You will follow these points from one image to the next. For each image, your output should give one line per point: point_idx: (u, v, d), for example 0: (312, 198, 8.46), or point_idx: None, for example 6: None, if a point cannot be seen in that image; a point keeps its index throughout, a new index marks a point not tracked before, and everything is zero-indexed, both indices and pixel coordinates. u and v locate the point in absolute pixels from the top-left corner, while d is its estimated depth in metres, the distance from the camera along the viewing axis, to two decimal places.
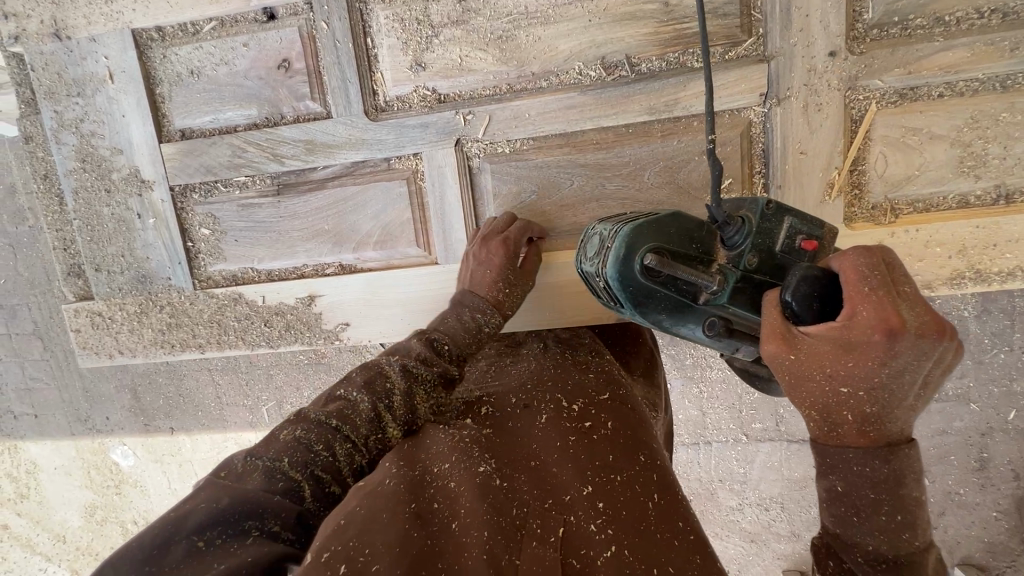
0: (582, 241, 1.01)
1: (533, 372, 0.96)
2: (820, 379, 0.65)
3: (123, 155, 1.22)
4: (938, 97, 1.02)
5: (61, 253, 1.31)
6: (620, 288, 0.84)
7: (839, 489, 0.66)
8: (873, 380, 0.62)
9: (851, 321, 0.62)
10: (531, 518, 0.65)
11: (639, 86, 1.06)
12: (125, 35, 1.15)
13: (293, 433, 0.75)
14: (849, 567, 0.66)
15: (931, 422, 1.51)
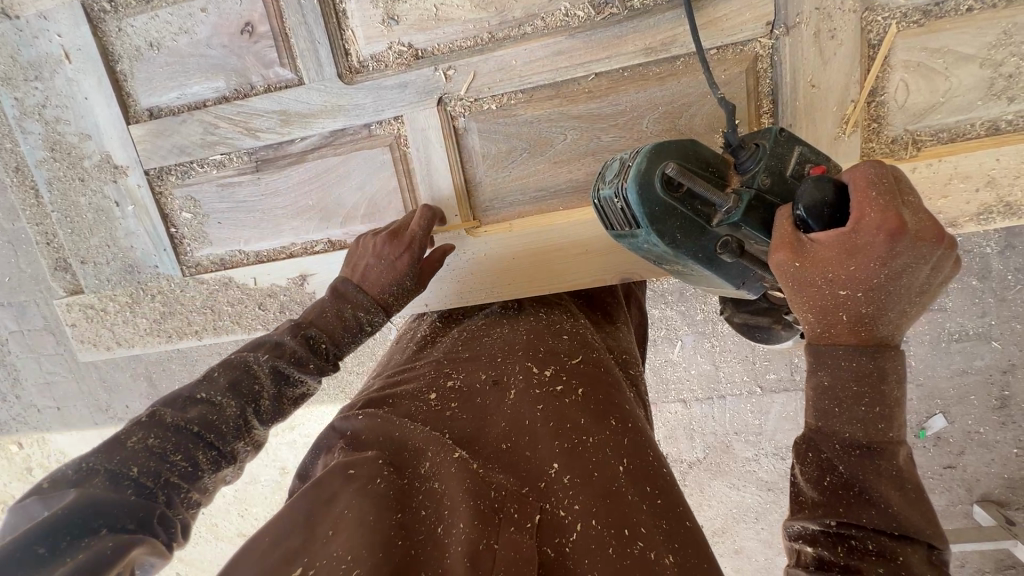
0: (601, 172, 0.91)
1: (503, 344, 0.95)
2: (819, 285, 0.66)
3: (92, 140, 1.16)
4: (966, 12, 0.91)
5: (45, 248, 1.27)
6: (633, 201, 0.78)
7: (826, 384, 0.67)
8: (874, 283, 0.63)
9: (859, 224, 0.61)
10: (508, 497, 0.64)
11: (631, 24, 0.97)
12: (75, 9, 1.07)
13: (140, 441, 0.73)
14: (826, 457, 0.66)
15: (951, 362, 1.46)
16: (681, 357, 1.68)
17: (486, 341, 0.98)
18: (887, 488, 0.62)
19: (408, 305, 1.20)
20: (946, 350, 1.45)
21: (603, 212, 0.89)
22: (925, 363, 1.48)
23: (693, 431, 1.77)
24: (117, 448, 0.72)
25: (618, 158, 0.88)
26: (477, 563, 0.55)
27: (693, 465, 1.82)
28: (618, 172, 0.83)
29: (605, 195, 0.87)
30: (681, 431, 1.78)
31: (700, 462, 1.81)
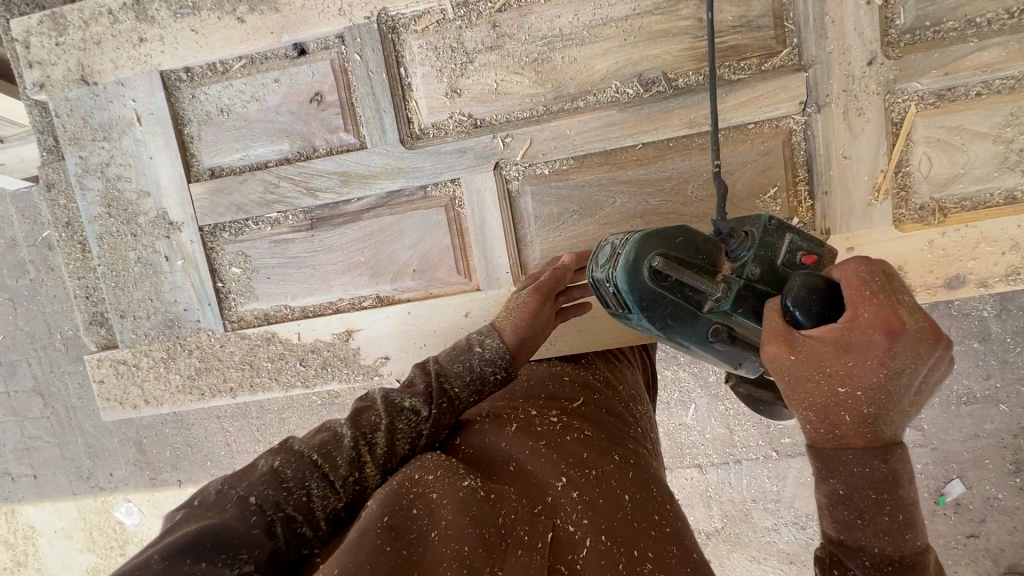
0: (594, 253, 0.94)
1: (506, 393, 1.00)
2: (820, 383, 0.67)
3: (150, 198, 1.19)
4: (976, 96, 1.03)
5: (84, 301, 1.27)
6: (626, 298, 0.82)
7: (841, 493, 0.67)
8: (870, 380, 0.64)
9: (856, 321, 0.64)
10: (516, 519, 0.66)
11: (677, 99, 1.06)
12: (153, 77, 1.14)
13: (273, 464, 0.76)
14: (857, 573, 0.66)
15: (963, 425, 1.47)
16: (695, 420, 1.67)
17: None
18: None
19: None
20: (957, 414, 1.47)
21: (593, 291, 0.92)
22: (938, 426, 1.49)
23: (711, 499, 1.71)
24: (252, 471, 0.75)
25: (608, 241, 0.91)
26: None
27: (711, 536, 1.75)
28: (608, 259, 0.86)
29: (596, 278, 0.89)
30: (698, 498, 1.72)
31: (719, 533, 1.74)
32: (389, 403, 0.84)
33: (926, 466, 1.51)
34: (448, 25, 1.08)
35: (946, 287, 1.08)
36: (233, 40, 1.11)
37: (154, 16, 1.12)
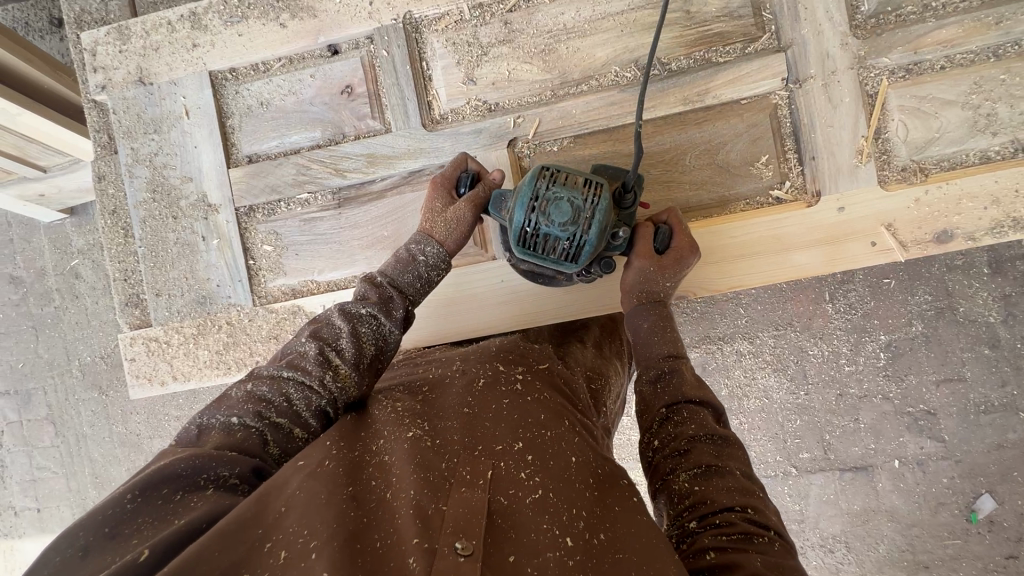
0: (531, 196, 1.02)
1: (473, 355, 1.07)
2: (658, 274, 1.12)
3: (192, 183, 1.30)
4: (941, 69, 1.14)
5: (122, 284, 1.36)
6: (586, 256, 1.02)
7: (653, 343, 1.05)
8: (670, 273, 1.12)
9: (681, 242, 1.13)
10: (464, 468, 0.70)
11: (671, 79, 1.18)
12: (202, 76, 1.28)
13: (246, 388, 0.88)
14: (661, 409, 0.96)
15: (985, 436, 1.57)
16: None
17: (457, 355, 1.09)
18: (703, 414, 0.93)
19: (472, 329, 1.26)
20: (977, 423, 1.57)
21: (534, 240, 1.03)
22: (960, 436, 1.58)
23: None
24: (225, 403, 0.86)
25: (559, 195, 1.00)
26: (426, 518, 0.60)
27: None
28: (572, 222, 0.99)
29: (548, 233, 1.01)
30: None
31: None
32: (347, 313, 0.99)
33: (952, 479, 1.58)
34: (466, 24, 1.23)
35: (936, 241, 1.14)
36: (276, 41, 1.26)
37: (207, 25, 1.28)
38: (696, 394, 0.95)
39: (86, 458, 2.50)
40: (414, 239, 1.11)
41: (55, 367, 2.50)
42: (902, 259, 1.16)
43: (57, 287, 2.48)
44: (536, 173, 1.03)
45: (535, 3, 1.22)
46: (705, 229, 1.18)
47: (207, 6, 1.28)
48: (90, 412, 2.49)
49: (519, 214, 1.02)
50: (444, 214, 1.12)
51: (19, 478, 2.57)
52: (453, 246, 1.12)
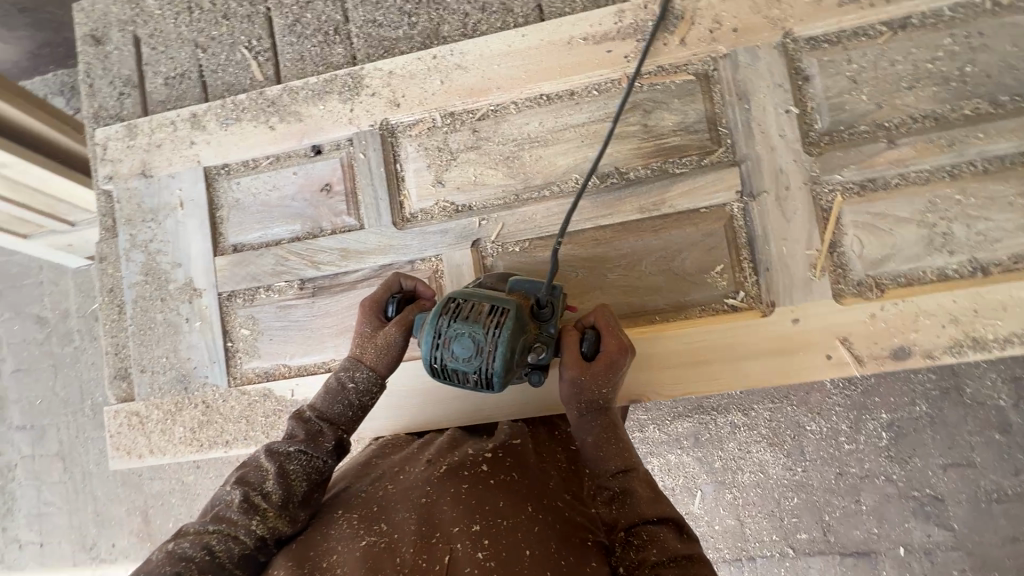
0: (431, 333, 1.04)
1: (441, 443, 1.15)
2: (596, 385, 1.06)
3: (181, 268, 1.39)
4: (895, 186, 1.16)
5: (112, 357, 1.45)
6: (497, 384, 1.02)
7: (609, 465, 1.00)
8: (602, 377, 1.07)
9: (612, 347, 1.08)
10: (419, 559, 0.80)
11: (626, 189, 1.23)
12: (197, 171, 1.40)
13: (167, 549, 0.92)
14: (627, 533, 0.92)
15: (1000, 528, 1.49)
16: (702, 510, 1.64)
17: (429, 442, 1.17)
18: (668, 534, 0.91)
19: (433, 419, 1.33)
20: (988, 511, 1.49)
21: (446, 374, 1.05)
22: (968, 527, 1.50)
23: None
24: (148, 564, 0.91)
25: (459, 331, 1.02)
26: None
27: None
28: (475, 356, 1.01)
29: (456, 367, 1.03)
30: None
31: None
32: (275, 452, 1.05)
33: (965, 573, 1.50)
34: (437, 131, 1.31)
35: (893, 357, 1.14)
36: (265, 142, 1.37)
37: (205, 126, 1.40)
38: (664, 509, 0.94)
39: (89, 496, 2.59)
40: (345, 366, 1.15)
41: (68, 405, 2.63)
42: (858, 373, 1.16)
43: (77, 328, 2.64)
44: (440, 309, 1.06)
45: (502, 113, 1.30)
46: (659, 334, 1.20)
47: (207, 109, 1.40)
48: (96, 450, 2.59)
49: (426, 352, 1.05)
50: (372, 341, 1.16)
51: (26, 511, 2.67)
52: (382, 372, 1.15)
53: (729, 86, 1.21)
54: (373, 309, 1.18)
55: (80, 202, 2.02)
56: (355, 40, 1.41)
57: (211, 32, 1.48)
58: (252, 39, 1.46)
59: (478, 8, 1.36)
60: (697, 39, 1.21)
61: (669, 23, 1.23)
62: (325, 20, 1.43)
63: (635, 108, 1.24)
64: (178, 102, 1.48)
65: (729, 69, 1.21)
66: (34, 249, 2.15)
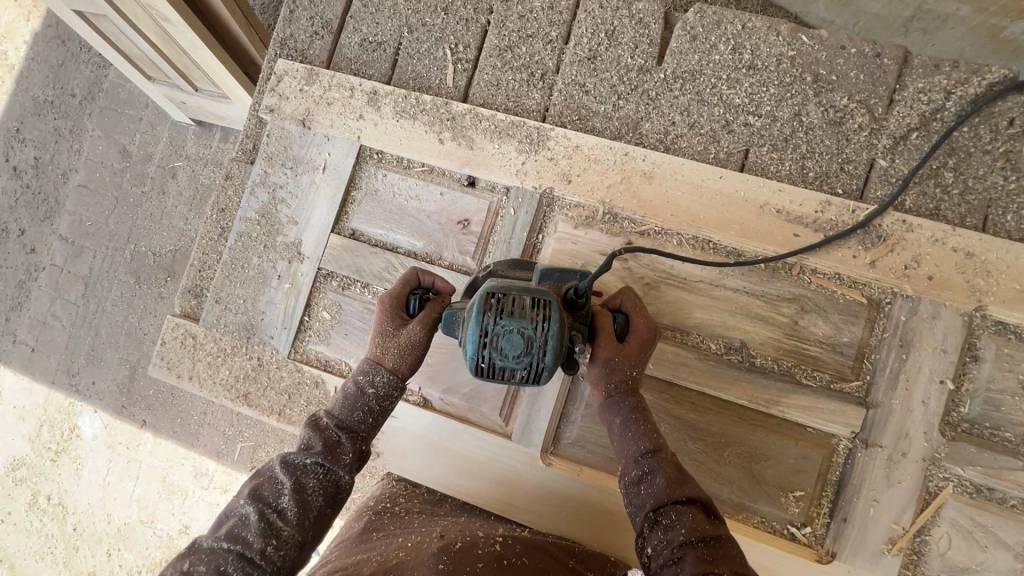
0: (476, 323, 0.99)
1: (452, 523, 1.13)
2: (627, 365, 1.09)
3: (295, 227, 1.39)
4: (1010, 507, 1.09)
5: (195, 271, 1.46)
6: (546, 379, 1.00)
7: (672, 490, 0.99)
8: (633, 359, 1.11)
9: (648, 328, 1.11)
10: None
11: (747, 374, 1.18)
12: (353, 145, 1.38)
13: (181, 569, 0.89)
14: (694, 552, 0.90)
15: None
16: None
17: (438, 519, 1.15)
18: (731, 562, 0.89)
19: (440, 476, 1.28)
20: None
21: (490, 374, 1.01)
22: None
23: None
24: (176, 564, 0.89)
25: (510, 327, 0.97)
26: None
27: None
28: (526, 353, 0.97)
29: (504, 365, 0.99)
30: None
31: None
32: (291, 464, 1.03)
33: None
34: (592, 223, 1.28)
35: None
36: (428, 151, 1.35)
37: (379, 107, 1.38)
38: (679, 494, 0.99)
39: (91, 330, 2.66)
40: (364, 372, 1.12)
41: (114, 240, 2.70)
42: None
43: (152, 175, 2.69)
44: (482, 304, 1.00)
45: (662, 238, 1.25)
46: None
47: (389, 92, 1.38)
48: (118, 293, 2.66)
49: (472, 351, 0.98)
50: (391, 341, 1.13)
51: (35, 314, 2.75)
52: (402, 374, 1.13)
53: (896, 327, 1.14)
54: (396, 307, 1.15)
55: (214, 80, 2.15)
56: (556, 95, 1.37)
57: (426, 17, 1.45)
58: (459, 43, 1.44)
59: (685, 125, 1.32)
60: (887, 268, 1.16)
61: (868, 239, 1.17)
62: (536, 61, 1.39)
63: (794, 301, 1.19)
64: (364, 68, 1.47)
65: (906, 311, 1.14)
66: (160, 88, 2.36)
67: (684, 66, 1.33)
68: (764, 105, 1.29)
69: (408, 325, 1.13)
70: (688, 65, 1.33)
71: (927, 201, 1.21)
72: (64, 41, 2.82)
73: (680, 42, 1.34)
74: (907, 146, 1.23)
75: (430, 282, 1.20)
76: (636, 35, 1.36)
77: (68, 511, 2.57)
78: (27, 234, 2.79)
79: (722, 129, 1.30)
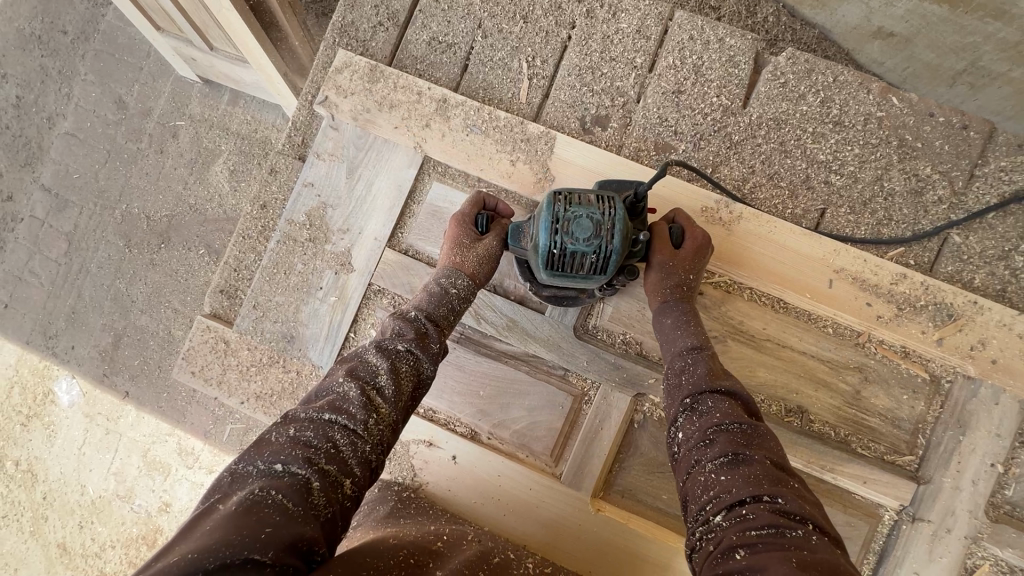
0: (544, 221, 1.03)
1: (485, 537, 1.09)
2: (687, 262, 1.13)
3: (346, 236, 1.30)
4: None
5: (229, 270, 1.36)
6: (614, 267, 1.04)
7: (717, 426, 0.90)
8: (689, 264, 1.14)
9: (699, 236, 1.15)
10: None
11: (806, 439, 1.17)
12: (416, 154, 1.30)
13: (288, 433, 0.84)
14: (749, 484, 0.80)
15: None
16: None
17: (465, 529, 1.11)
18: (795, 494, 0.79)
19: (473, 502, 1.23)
20: None
21: (562, 262, 1.04)
22: None
23: None
24: (263, 446, 0.82)
25: (579, 214, 1.02)
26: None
27: None
28: (596, 236, 1.01)
29: (574, 250, 1.02)
30: None
31: None
32: (383, 350, 1.01)
33: None
34: None
35: None
36: (497, 173, 1.27)
37: (448, 118, 1.29)
38: (721, 384, 0.97)
39: (73, 291, 2.37)
40: (444, 275, 1.16)
41: (102, 197, 2.42)
42: None
43: (151, 131, 2.41)
44: (550, 199, 1.05)
45: (734, 292, 1.23)
46: None
47: (460, 103, 1.29)
48: (104, 255, 2.38)
49: (544, 238, 1.02)
50: (470, 250, 1.18)
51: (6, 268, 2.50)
52: (480, 280, 1.16)
53: (954, 406, 1.16)
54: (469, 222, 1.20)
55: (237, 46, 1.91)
56: (634, 126, 1.31)
57: (502, 23, 1.36)
58: (536, 56, 1.35)
59: (765, 174, 1.27)
60: (954, 347, 1.16)
61: (938, 316, 1.17)
62: (617, 87, 1.32)
63: (858, 370, 1.19)
64: (430, 70, 1.36)
65: (966, 392, 1.16)
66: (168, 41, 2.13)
67: (769, 112, 1.28)
68: (848, 164, 1.26)
69: (486, 236, 1.18)
70: (774, 112, 1.28)
71: (996, 283, 1.21)
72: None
73: (769, 86, 1.29)
74: (983, 224, 1.22)
75: (494, 204, 1.25)
76: (724, 73, 1.30)
77: (39, 479, 2.23)
78: (3, 180, 2.48)
79: (802, 183, 1.26)
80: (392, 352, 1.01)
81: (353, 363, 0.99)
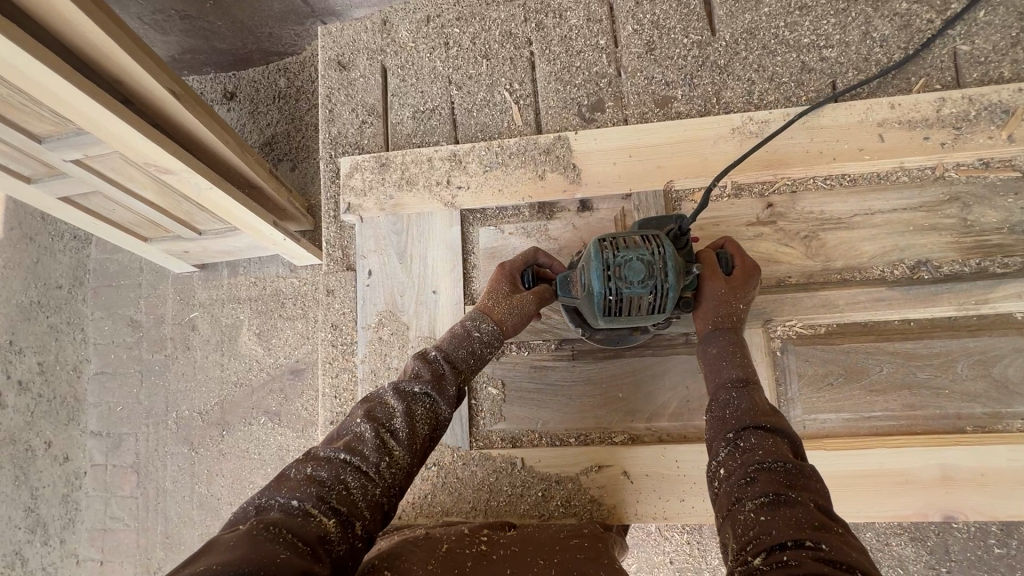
0: (596, 271, 1.01)
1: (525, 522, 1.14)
2: (738, 291, 1.08)
3: (424, 315, 1.31)
4: None
5: (330, 399, 1.35)
6: (671, 303, 1.01)
7: (753, 465, 0.83)
8: (741, 291, 1.09)
9: (748, 264, 1.10)
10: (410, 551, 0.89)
11: (944, 284, 1.14)
12: (453, 213, 1.33)
13: (306, 471, 0.83)
14: (788, 531, 0.72)
15: None
16: None
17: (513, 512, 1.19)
18: (846, 545, 0.70)
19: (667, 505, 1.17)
20: None
21: (620, 307, 1.01)
22: None
23: None
24: (283, 480, 0.81)
25: (628, 257, 0.99)
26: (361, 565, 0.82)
27: None
28: (651, 276, 0.99)
29: (630, 295, 0.99)
30: None
31: None
32: (401, 392, 0.96)
33: None
34: (726, 200, 1.24)
35: None
36: (532, 192, 1.30)
37: (465, 167, 1.33)
38: (765, 420, 0.90)
39: (160, 515, 2.19)
40: (472, 315, 1.11)
41: (149, 416, 2.24)
42: None
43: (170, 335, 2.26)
44: (597, 245, 1.03)
45: (799, 189, 1.23)
46: (983, 445, 1.09)
47: (469, 150, 1.34)
48: (175, 467, 2.19)
49: (598, 285, 1.00)
50: (504, 298, 1.13)
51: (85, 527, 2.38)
52: (506, 327, 1.11)
53: None
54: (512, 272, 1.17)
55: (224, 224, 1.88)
56: (629, 96, 1.36)
57: (468, 69, 1.43)
58: (513, 81, 1.41)
59: (765, 79, 1.31)
60: None
61: (996, 118, 1.17)
62: (596, 71, 1.38)
63: (953, 200, 1.18)
64: (426, 137, 1.42)
65: None
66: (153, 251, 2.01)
67: (739, 28, 1.34)
68: (832, 36, 1.30)
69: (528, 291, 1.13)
70: (743, 25, 1.34)
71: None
72: (33, 239, 2.39)
73: (726, 7, 1.35)
74: (980, 25, 1.26)
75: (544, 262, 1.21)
76: (681, 15, 1.37)
77: None
78: (55, 445, 2.29)
79: (801, 70, 1.30)
80: (406, 391, 0.96)
81: (373, 399, 0.96)
